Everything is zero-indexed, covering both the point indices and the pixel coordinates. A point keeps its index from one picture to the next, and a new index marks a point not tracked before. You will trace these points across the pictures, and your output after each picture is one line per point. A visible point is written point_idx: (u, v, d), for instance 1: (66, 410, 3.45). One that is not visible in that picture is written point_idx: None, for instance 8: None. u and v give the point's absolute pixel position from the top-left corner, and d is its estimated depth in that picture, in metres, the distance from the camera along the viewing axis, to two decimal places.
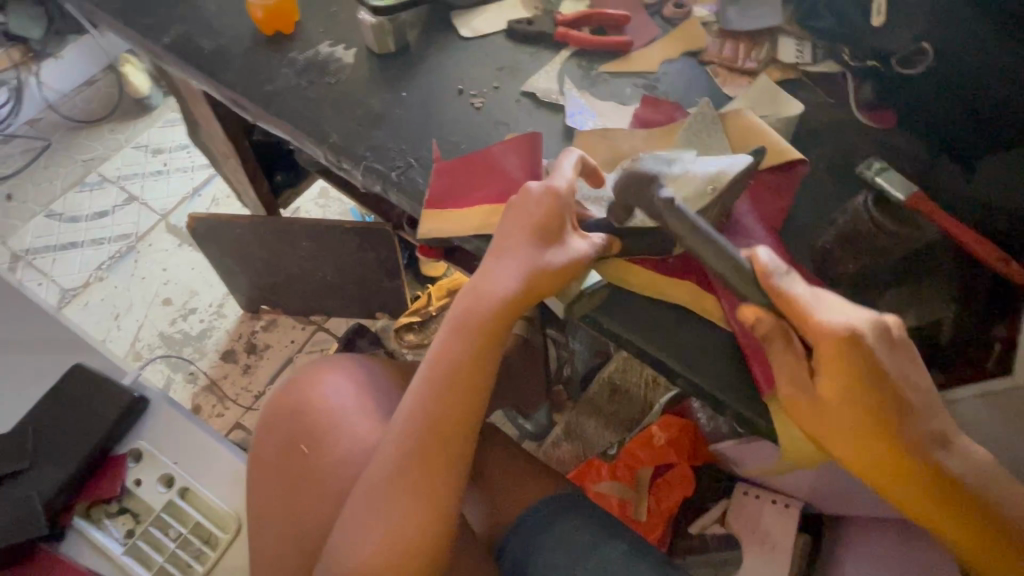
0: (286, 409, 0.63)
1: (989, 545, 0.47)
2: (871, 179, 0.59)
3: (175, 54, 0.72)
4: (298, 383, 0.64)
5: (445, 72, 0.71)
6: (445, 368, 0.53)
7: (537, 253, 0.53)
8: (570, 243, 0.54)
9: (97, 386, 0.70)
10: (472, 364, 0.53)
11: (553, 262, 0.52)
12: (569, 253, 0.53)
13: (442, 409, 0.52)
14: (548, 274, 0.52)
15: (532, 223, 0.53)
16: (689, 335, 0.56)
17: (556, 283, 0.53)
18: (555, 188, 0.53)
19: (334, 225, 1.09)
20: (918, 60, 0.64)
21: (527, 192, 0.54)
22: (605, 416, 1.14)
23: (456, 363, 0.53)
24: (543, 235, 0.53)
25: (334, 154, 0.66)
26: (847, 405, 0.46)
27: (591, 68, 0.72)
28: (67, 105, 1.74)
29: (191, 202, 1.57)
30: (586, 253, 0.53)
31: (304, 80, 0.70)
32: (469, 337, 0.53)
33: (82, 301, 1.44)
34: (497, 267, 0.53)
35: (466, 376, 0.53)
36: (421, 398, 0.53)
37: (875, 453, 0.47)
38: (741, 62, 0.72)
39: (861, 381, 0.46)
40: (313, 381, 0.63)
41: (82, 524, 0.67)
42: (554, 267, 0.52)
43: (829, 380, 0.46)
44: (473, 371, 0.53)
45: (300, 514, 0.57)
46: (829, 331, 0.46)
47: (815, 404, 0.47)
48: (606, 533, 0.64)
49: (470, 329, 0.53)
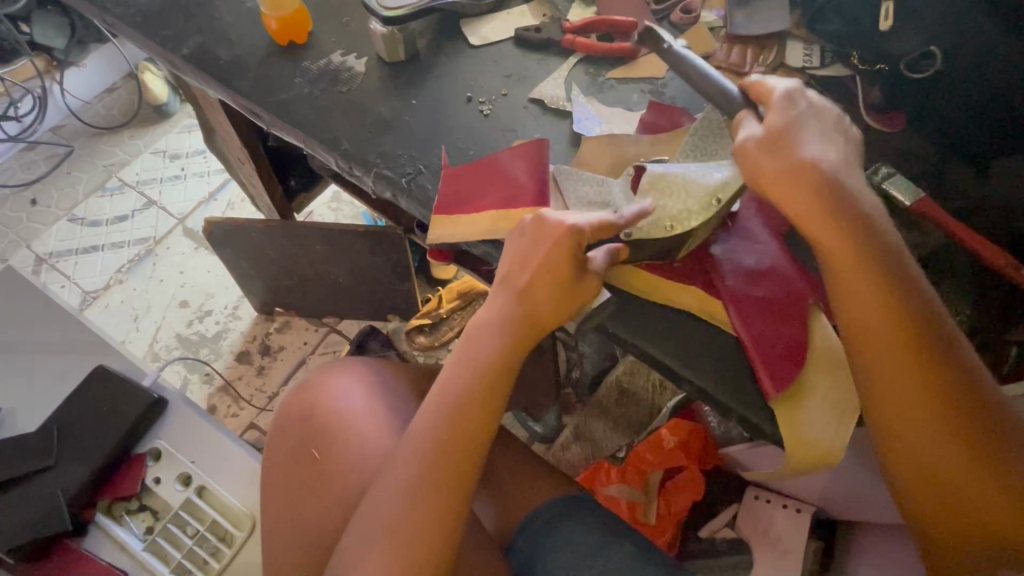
0: (297, 412, 0.64)
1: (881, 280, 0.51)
2: (878, 184, 0.61)
3: (192, 64, 0.74)
4: (311, 387, 0.65)
5: (454, 79, 0.73)
6: (456, 393, 0.55)
7: (546, 279, 0.54)
8: (582, 272, 0.55)
9: (116, 387, 0.72)
10: (482, 388, 0.55)
11: (562, 293, 0.54)
12: (580, 283, 0.54)
13: (452, 434, 0.54)
14: (560, 301, 0.54)
15: (543, 253, 0.54)
16: (697, 340, 0.57)
17: (565, 313, 0.55)
18: (566, 222, 0.54)
19: (346, 228, 1.11)
20: (927, 65, 0.65)
21: (543, 222, 0.55)
22: (614, 416, 1.12)
23: (467, 387, 0.55)
24: (553, 267, 0.54)
25: (346, 161, 0.67)
26: (815, 193, 0.51)
27: (598, 75, 0.73)
28: (88, 111, 1.79)
29: (208, 206, 1.61)
30: (593, 282, 0.54)
31: (317, 88, 0.72)
32: (481, 365, 0.55)
33: (103, 302, 1.48)
34: (507, 296, 0.56)
35: (477, 399, 0.55)
36: (432, 420, 0.54)
37: (873, 280, 0.51)
38: (748, 68, 0.72)
39: (837, 185, 0.52)
40: (326, 385, 0.64)
41: (103, 521, 0.68)
42: (564, 300, 0.54)
43: (773, 115, 0.53)
44: (483, 395, 0.55)
45: (308, 519, 0.58)
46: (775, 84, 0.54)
47: (767, 136, 0.52)
48: (613, 535, 0.64)
49: (484, 358, 0.56)
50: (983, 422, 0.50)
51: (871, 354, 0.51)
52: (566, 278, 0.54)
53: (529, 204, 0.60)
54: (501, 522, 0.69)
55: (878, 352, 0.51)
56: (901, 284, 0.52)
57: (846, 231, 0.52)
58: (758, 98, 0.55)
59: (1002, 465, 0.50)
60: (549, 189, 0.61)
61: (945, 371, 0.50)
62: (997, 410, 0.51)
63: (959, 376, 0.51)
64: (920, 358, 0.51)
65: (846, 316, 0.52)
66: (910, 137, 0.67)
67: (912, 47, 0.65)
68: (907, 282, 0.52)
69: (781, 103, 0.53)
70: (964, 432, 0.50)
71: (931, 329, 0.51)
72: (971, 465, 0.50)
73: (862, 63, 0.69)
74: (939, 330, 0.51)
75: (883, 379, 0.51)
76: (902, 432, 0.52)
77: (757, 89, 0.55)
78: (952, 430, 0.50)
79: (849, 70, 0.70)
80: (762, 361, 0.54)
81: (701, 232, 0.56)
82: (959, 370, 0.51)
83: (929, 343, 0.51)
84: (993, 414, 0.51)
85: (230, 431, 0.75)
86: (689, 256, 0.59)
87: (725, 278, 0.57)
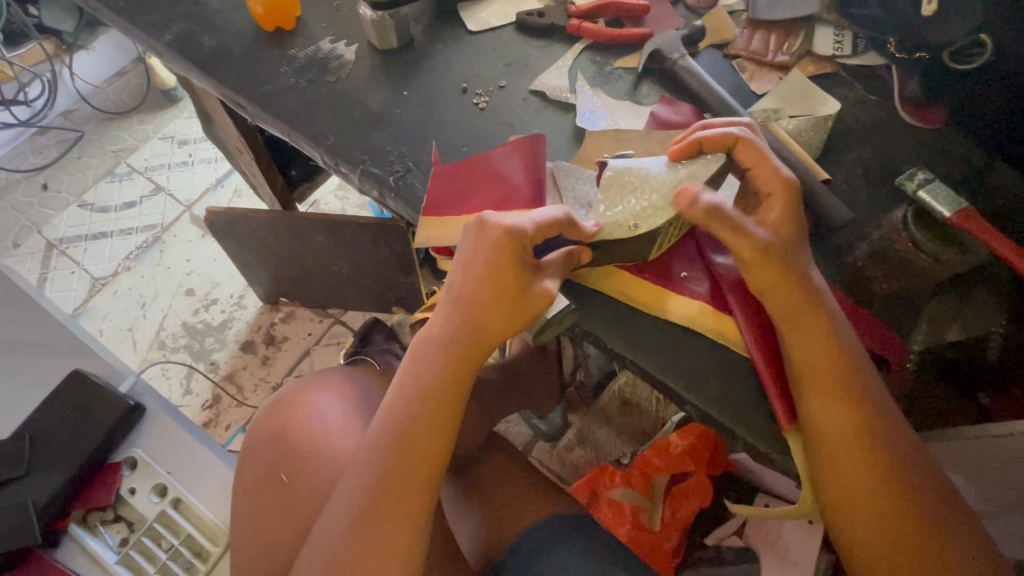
0: (272, 430, 0.61)
1: (784, 285, 0.48)
2: (913, 192, 0.54)
3: (176, 52, 0.71)
4: (286, 405, 0.62)
5: (450, 68, 0.68)
6: (401, 417, 0.51)
7: (494, 293, 0.49)
8: (529, 280, 0.49)
9: (98, 390, 0.71)
10: (429, 413, 0.50)
11: (508, 306, 0.49)
12: (527, 292, 0.49)
13: (400, 462, 0.50)
14: (507, 313, 0.49)
15: (484, 262, 0.49)
16: (701, 361, 0.52)
17: (513, 325, 0.49)
18: (506, 226, 0.49)
19: (347, 220, 1.08)
20: (976, 53, 0.57)
21: (484, 224, 0.50)
22: (617, 424, 1.09)
23: (409, 413, 0.51)
24: (499, 279, 0.49)
25: (331, 157, 0.63)
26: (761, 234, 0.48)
27: (605, 64, 0.68)
28: (99, 96, 1.79)
29: (215, 193, 1.59)
30: (545, 286, 0.49)
31: (303, 79, 0.67)
32: (425, 388, 0.51)
33: (111, 289, 1.47)
34: (448, 309, 0.51)
35: (424, 424, 0.50)
36: (379, 443, 0.51)
37: (794, 284, 0.48)
38: (771, 56, 0.67)
39: (773, 244, 0.49)
40: (302, 402, 0.61)
41: (77, 532, 0.69)
42: (511, 314, 0.49)
43: (774, 204, 0.50)
44: (429, 421, 0.50)
45: (272, 545, 0.55)
46: (778, 171, 0.50)
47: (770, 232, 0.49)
48: (605, 562, 0.61)
49: (427, 380, 0.51)
50: (911, 488, 0.47)
51: (817, 403, 0.47)
52: (512, 289, 0.49)
53: (524, 207, 0.56)
54: (487, 540, 0.66)
55: (818, 402, 0.47)
56: (835, 327, 0.49)
57: (781, 274, 0.48)
58: (754, 173, 0.51)
59: (933, 534, 0.47)
60: (547, 189, 0.57)
61: (859, 401, 0.48)
62: (925, 470, 0.48)
63: (855, 386, 0.48)
64: (833, 370, 0.48)
65: (794, 363, 0.48)
66: (948, 136, 0.61)
67: (959, 35, 0.57)
68: (837, 328, 0.49)
69: (783, 184, 0.50)
70: (890, 497, 0.47)
71: (842, 360, 0.48)
72: (901, 536, 0.47)
73: (900, 52, 0.63)
74: (868, 381, 0.49)
75: (825, 433, 0.47)
76: (843, 476, 0.47)
77: (746, 150, 0.51)
78: (886, 497, 0.47)
79: (885, 59, 0.65)
80: (773, 387, 0.49)
81: (671, 228, 0.52)
82: (886, 428, 0.48)
83: (858, 396, 0.48)
84: (920, 478, 0.48)
85: (206, 438, 0.76)
86: (698, 266, 0.54)
87: (737, 292, 0.52)
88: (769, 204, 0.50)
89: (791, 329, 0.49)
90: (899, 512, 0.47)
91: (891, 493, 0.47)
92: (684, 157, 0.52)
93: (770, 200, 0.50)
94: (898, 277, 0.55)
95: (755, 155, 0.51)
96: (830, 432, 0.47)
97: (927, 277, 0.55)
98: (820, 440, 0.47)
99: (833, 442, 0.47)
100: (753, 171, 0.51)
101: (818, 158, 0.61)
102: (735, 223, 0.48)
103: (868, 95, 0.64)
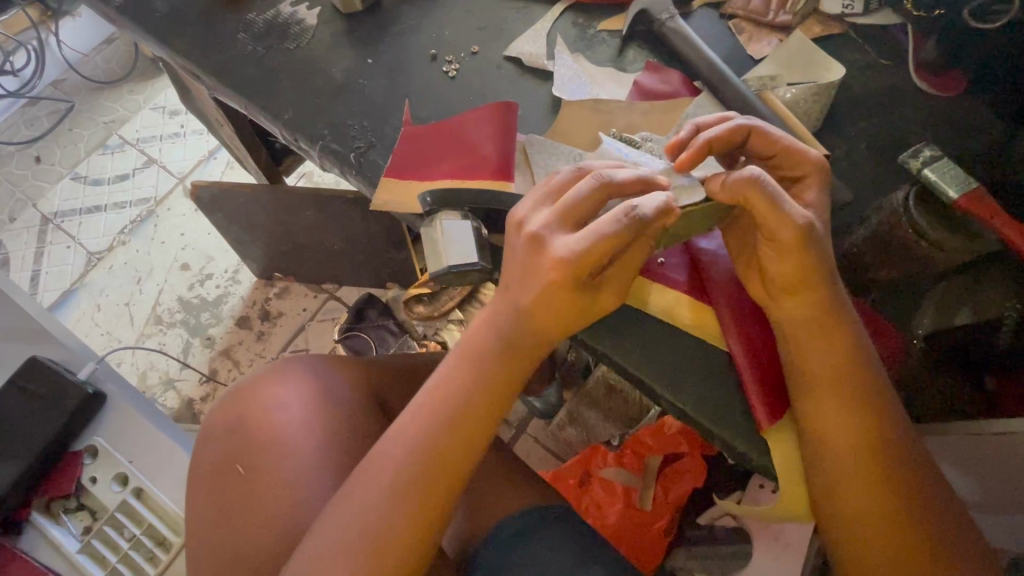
0: (229, 421, 0.59)
1: (805, 270, 0.44)
2: (917, 172, 0.49)
3: (128, 18, 0.66)
4: (244, 395, 0.60)
5: (421, 32, 0.63)
6: (430, 405, 0.48)
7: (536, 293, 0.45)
8: (582, 288, 0.45)
9: (56, 381, 0.74)
10: (459, 412, 0.48)
11: (554, 304, 0.45)
12: (580, 295, 0.45)
13: (415, 451, 0.47)
14: (550, 313, 0.45)
15: (529, 282, 0.45)
16: (675, 359, 0.48)
17: (560, 323, 0.46)
18: (556, 257, 0.44)
19: (334, 195, 1.04)
20: (1001, 10, 0.51)
21: (538, 243, 0.45)
22: (604, 409, 1.05)
23: (441, 404, 0.48)
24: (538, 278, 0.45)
25: (289, 132, 0.59)
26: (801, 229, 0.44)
27: (588, 26, 0.62)
28: (88, 65, 1.74)
29: (207, 165, 1.56)
30: (599, 306, 0.46)
31: (261, 47, 0.63)
32: (460, 377, 0.48)
33: (107, 264, 1.46)
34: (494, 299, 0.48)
35: (449, 421, 0.48)
36: (399, 432, 0.48)
37: (800, 267, 0.44)
38: (771, 16, 0.60)
39: (812, 233, 0.45)
40: (259, 393, 0.59)
41: (39, 520, 0.74)
42: (565, 310, 0.45)
43: (814, 194, 0.47)
44: (459, 418, 0.48)
45: (248, 534, 0.53)
46: (810, 157, 0.47)
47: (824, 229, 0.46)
48: (579, 558, 0.59)
49: (463, 367, 0.49)
50: (912, 502, 0.45)
51: (823, 406, 0.45)
52: (560, 289, 0.44)
53: (488, 176, 0.53)
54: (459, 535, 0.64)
55: (824, 402, 0.45)
56: (849, 326, 0.46)
57: (810, 273, 0.45)
58: (789, 169, 0.48)
59: (930, 538, 0.44)
60: (516, 162, 0.53)
61: (872, 394, 0.45)
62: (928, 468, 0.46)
63: (872, 384, 0.45)
64: (850, 365, 0.45)
65: (799, 363, 0.46)
66: (964, 104, 0.55)
67: None
68: (855, 329, 0.46)
69: (815, 167, 0.47)
70: (893, 510, 0.45)
71: (860, 354, 0.46)
72: (903, 551, 0.44)
73: (919, 10, 0.56)
74: (875, 385, 0.46)
75: (825, 432, 0.45)
76: (842, 470, 0.45)
77: (763, 139, 0.47)
78: (883, 505, 0.45)
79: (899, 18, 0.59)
80: (756, 383, 0.46)
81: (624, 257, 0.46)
82: (895, 420, 0.46)
83: (872, 392, 0.45)
84: (926, 489, 0.45)
85: (171, 427, 0.79)
86: (680, 254, 0.51)
87: (718, 282, 0.49)
88: (810, 189, 0.47)
89: (802, 328, 0.45)
90: (899, 509, 0.45)
91: (886, 489, 0.45)
92: (693, 166, 0.47)
93: (803, 184, 0.47)
94: (900, 264, 0.51)
95: (775, 144, 0.47)
96: (826, 436, 0.45)
97: (931, 267, 0.50)
98: (817, 446, 0.45)
99: (837, 449, 0.45)
100: (777, 158, 0.48)
101: (818, 130, 0.56)
102: (779, 205, 0.44)
103: (878, 59, 0.58)
